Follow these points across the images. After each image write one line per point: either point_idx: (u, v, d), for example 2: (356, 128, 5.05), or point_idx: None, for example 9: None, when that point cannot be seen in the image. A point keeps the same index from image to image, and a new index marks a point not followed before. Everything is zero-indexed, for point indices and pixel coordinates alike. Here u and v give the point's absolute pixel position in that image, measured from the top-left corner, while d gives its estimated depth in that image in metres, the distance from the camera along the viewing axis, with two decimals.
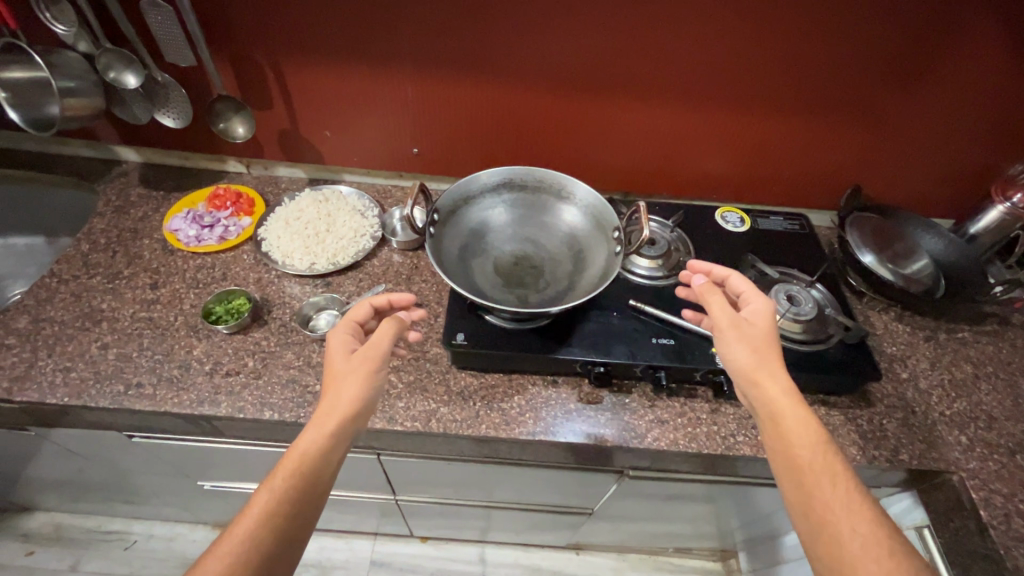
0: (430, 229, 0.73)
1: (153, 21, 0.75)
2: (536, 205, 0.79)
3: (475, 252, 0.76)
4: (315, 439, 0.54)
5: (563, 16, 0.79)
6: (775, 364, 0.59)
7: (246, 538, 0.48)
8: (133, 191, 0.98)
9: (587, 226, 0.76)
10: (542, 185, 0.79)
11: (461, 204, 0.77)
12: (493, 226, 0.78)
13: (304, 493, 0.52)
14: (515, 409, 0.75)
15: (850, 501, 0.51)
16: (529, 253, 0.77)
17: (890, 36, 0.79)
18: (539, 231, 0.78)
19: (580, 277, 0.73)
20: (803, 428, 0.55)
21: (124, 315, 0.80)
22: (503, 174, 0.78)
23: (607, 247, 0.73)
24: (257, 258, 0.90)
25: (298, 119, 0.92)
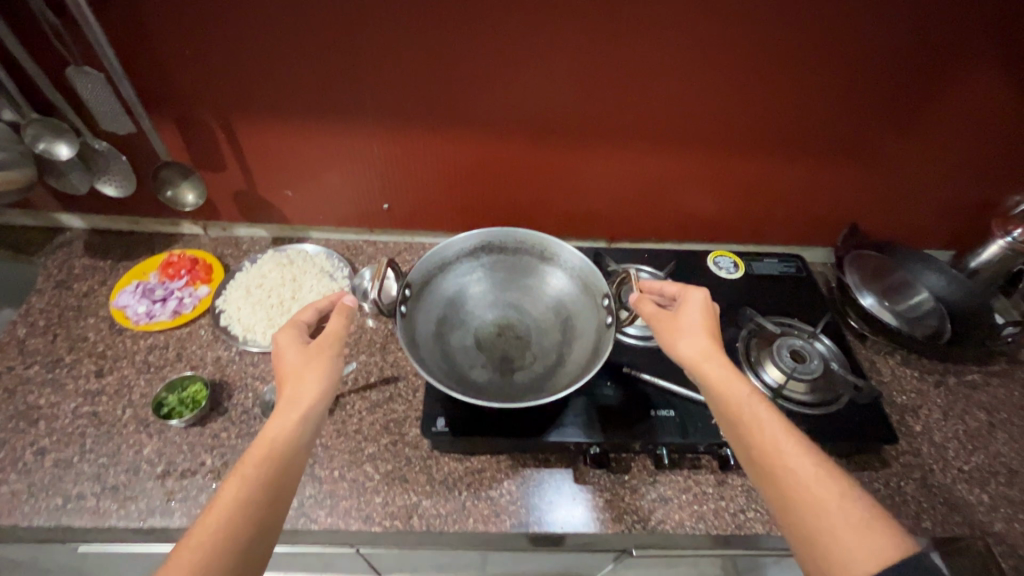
0: (402, 307, 0.66)
1: (84, 89, 0.68)
2: (518, 267, 0.73)
3: (453, 325, 0.69)
4: (281, 429, 0.51)
5: (537, 67, 0.73)
6: (699, 332, 0.60)
7: (218, 532, 0.44)
8: (78, 262, 0.90)
9: (575, 290, 0.70)
10: (523, 245, 0.72)
11: (435, 273, 0.70)
12: (471, 293, 0.71)
13: (274, 481, 0.48)
14: (505, 498, 0.68)
15: (786, 444, 0.51)
16: (513, 322, 0.70)
17: (880, 72, 0.75)
18: (522, 296, 0.72)
19: (570, 350, 0.67)
20: (730, 384, 0.55)
21: (63, 412, 0.72)
22: (479, 237, 0.71)
23: (597, 317, 0.67)
24: (215, 333, 0.82)
25: (256, 179, 0.86)
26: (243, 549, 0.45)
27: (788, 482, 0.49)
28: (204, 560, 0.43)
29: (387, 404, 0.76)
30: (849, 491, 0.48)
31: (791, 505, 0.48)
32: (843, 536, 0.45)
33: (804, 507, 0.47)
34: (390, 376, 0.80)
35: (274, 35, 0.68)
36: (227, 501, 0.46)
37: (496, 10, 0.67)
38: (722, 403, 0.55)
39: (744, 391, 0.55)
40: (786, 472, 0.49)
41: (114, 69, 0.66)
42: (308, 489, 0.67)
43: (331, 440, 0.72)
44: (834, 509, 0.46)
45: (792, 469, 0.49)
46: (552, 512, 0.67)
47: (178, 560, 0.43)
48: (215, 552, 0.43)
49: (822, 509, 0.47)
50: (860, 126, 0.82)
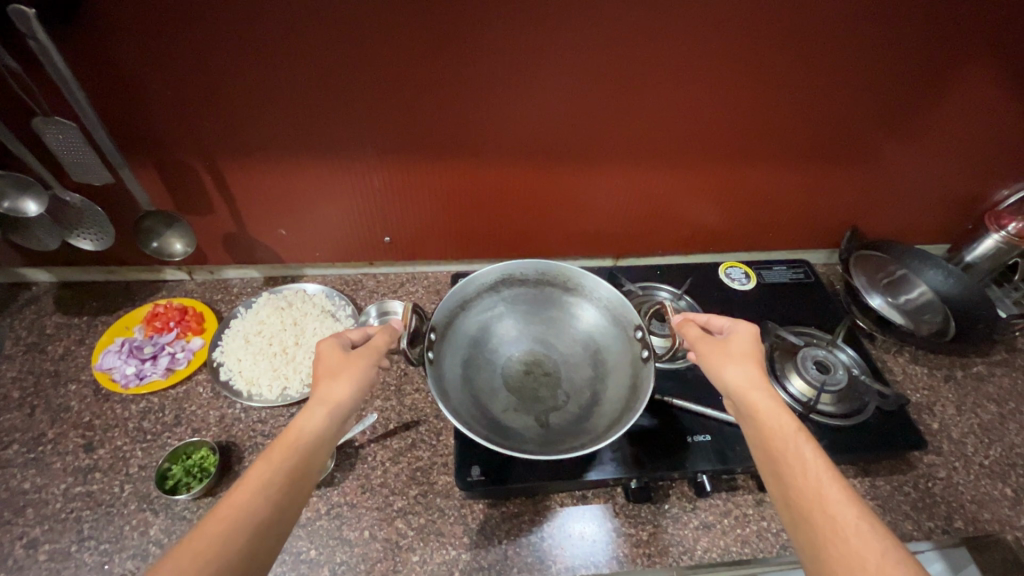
0: (429, 353, 0.61)
1: (51, 140, 0.62)
2: (541, 300, 0.70)
3: (480, 367, 0.66)
4: (315, 420, 0.50)
5: (544, 92, 0.71)
6: (748, 362, 0.58)
7: (243, 508, 0.43)
8: (49, 321, 0.82)
9: (603, 322, 0.68)
10: (545, 277, 0.69)
11: (457, 312, 0.66)
12: (495, 330, 0.69)
13: (299, 471, 0.47)
14: (546, 542, 0.65)
15: (827, 490, 0.47)
16: (541, 359, 0.68)
17: (885, 80, 0.75)
18: (548, 330, 0.69)
19: (604, 386, 0.65)
20: (775, 418, 0.52)
21: (53, 495, 0.65)
22: (500, 271, 0.68)
23: (630, 350, 0.65)
24: (215, 390, 0.76)
25: (245, 219, 0.81)
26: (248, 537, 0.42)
27: (822, 530, 0.45)
28: (224, 536, 0.41)
29: (411, 451, 0.72)
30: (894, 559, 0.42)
31: (821, 556, 0.44)
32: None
33: (834, 562, 0.43)
34: (409, 421, 0.76)
35: (264, 69, 0.63)
36: (256, 480, 0.45)
37: (503, 36, 0.64)
38: (763, 437, 0.52)
39: (789, 427, 0.52)
40: (823, 520, 0.45)
41: (87, 117, 0.60)
42: (339, 555, 0.63)
43: (357, 498, 0.68)
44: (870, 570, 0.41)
45: (830, 518, 0.45)
46: (578, 541, 0.66)
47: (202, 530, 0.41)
48: (237, 528, 0.42)
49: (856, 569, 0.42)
50: (864, 134, 0.82)
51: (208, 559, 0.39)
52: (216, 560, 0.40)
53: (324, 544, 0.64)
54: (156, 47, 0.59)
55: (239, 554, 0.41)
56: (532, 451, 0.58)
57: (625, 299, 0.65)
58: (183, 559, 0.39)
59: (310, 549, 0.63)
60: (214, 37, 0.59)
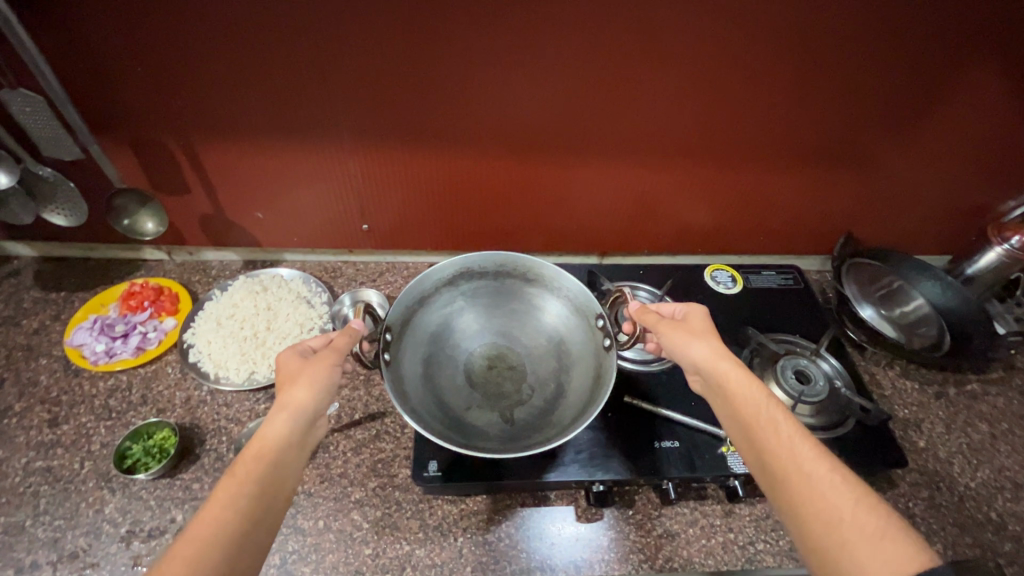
0: (385, 354, 0.59)
1: (19, 113, 0.61)
2: (501, 292, 0.68)
3: (441, 363, 0.64)
4: (277, 429, 0.48)
5: (521, 82, 0.69)
6: (712, 339, 0.56)
7: (215, 529, 0.41)
8: (27, 295, 0.82)
9: (566, 313, 0.66)
10: (505, 269, 0.67)
11: (414, 308, 0.64)
12: (455, 325, 0.67)
13: (271, 483, 0.46)
14: (503, 542, 0.64)
15: (804, 457, 0.45)
16: (504, 355, 0.66)
17: (881, 82, 0.71)
18: (510, 322, 0.68)
19: (569, 378, 0.64)
20: (745, 390, 0.51)
21: (13, 468, 0.65)
22: (458, 265, 0.65)
23: (593, 341, 0.64)
24: (183, 371, 0.76)
25: (222, 202, 0.80)
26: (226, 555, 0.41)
27: (807, 499, 0.42)
28: (201, 554, 0.40)
29: (374, 443, 0.71)
30: (881, 518, 0.40)
31: (808, 527, 0.41)
32: (870, 564, 0.38)
33: (822, 531, 0.41)
34: (375, 412, 0.75)
35: (235, 52, 0.62)
36: (222, 499, 0.43)
37: (475, 22, 0.62)
38: (736, 411, 0.50)
39: (760, 398, 0.50)
40: (805, 488, 0.43)
41: (54, 90, 0.60)
42: (290, 544, 0.62)
43: (315, 487, 0.67)
44: (861, 533, 0.39)
45: (810, 485, 0.43)
46: (539, 538, 0.64)
47: (173, 557, 0.39)
48: (210, 549, 0.40)
49: (842, 534, 0.40)
50: (859, 138, 0.79)
51: None
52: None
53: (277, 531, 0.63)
54: (120, 23, 0.58)
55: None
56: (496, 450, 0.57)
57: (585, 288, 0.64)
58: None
59: None
60: (176, 13, 0.58)
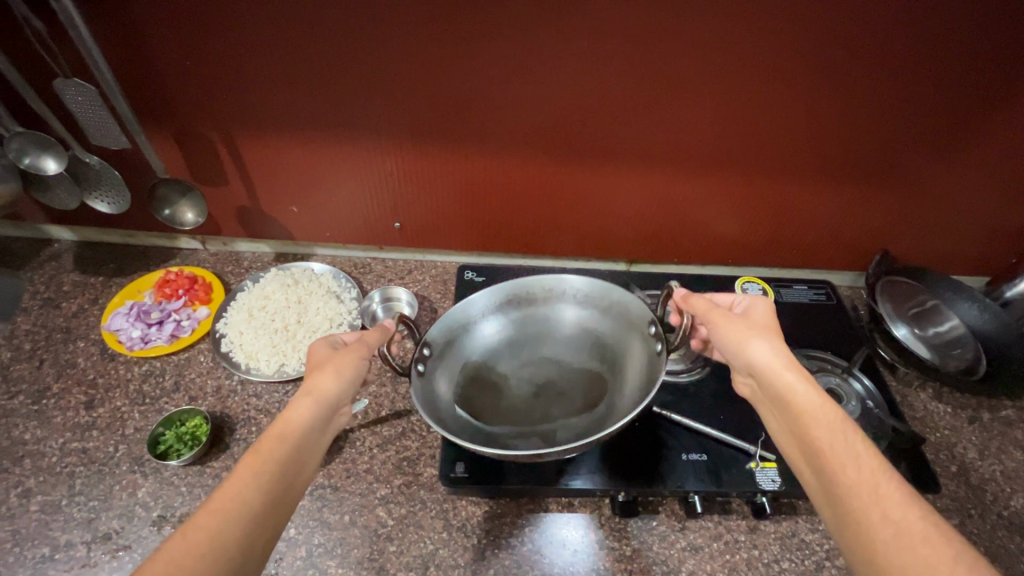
0: (418, 365, 0.60)
1: (72, 102, 0.63)
2: (550, 317, 0.69)
3: (486, 389, 0.64)
4: (304, 412, 0.49)
5: (562, 86, 0.68)
6: (773, 341, 0.54)
7: (239, 500, 0.42)
8: (66, 279, 0.85)
9: (618, 329, 0.66)
10: (552, 292, 0.69)
11: (459, 333, 0.66)
12: (504, 352, 0.67)
13: (296, 462, 0.46)
14: (526, 547, 0.64)
15: (878, 487, 0.44)
16: (553, 380, 0.65)
17: (930, 99, 0.70)
18: (560, 348, 0.67)
19: (620, 395, 0.61)
20: (814, 405, 0.49)
21: (51, 448, 0.67)
22: (510, 290, 0.68)
23: (645, 352, 0.62)
24: (215, 360, 0.77)
25: (258, 195, 0.82)
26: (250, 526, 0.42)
27: (879, 532, 0.42)
28: (224, 524, 0.41)
29: (399, 440, 0.72)
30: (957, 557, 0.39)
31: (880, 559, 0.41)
32: None
33: (898, 569, 0.40)
34: (402, 409, 0.75)
35: (281, 49, 0.63)
36: (245, 475, 0.44)
37: (519, 25, 0.61)
38: (801, 426, 0.49)
39: (831, 416, 0.48)
40: (879, 520, 0.42)
41: (106, 81, 0.61)
42: (316, 537, 0.63)
43: (341, 481, 0.68)
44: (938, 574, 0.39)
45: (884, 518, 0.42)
46: (561, 546, 0.64)
47: (191, 528, 0.40)
48: (228, 524, 0.41)
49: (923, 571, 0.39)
50: (902, 155, 0.77)
51: (203, 556, 0.38)
52: (209, 556, 0.39)
53: (303, 524, 0.64)
54: (171, 17, 0.60)
55: (233, 553, 0.40)
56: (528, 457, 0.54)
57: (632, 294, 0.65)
58: (172, 558, 0.38)
59: (289, 528, 0.63)
60: (226, 7, 0.59)
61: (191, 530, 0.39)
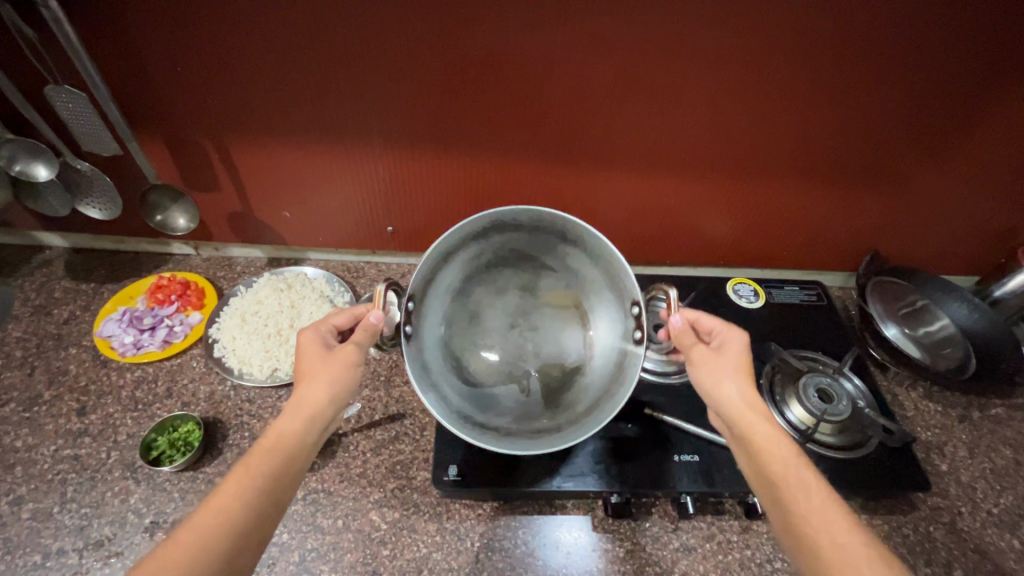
0: (406, 327, 0.59)
1: (63, 109, 0.64)
2: (534, 244, 0.65)
3: (463, 322, 0.66)
4: (293, 425, 0.50)
5: (551, 90, 0.69)
6: (741, 377, 0.54)
7: (224, 514, 0.43)
8: (58, 285, 0.85)
9: (601, 282, 0.64)
10: (540, 225, 0.63)
11: (438, 266, 0.62)
12: (481, 280, 0.66)
13: (284, 476, 0.47)
14: (520, 548, 0.64)
15: (836, 524, 0.45)
16: (528, 314, 0.67)
17: (914, 101, 0.70)
18: (539, 280, 0.67)
19: (590, 353, 0.65)
20: (776, 442, 0.50)
21: (42, 456, 0.67)
22: (490, 218, 0.62)
23: (623, 325, 0.62)
24: (208, 365, 0.77)
25: (251, 201, 0.82)
26: (233, 542, 0.42)
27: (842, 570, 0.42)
28: (207, 538, 0.42)
29: (393, 444, 0.72)
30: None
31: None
32: None
33: None
34: (395, 413, 0.75)
35: (271, 56, 0.63)
36: (229, 491, 0.44)
37: (509, 30, 0.62)
38: (762, 461, 0.50)
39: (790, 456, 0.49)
40: (838, 557, 0.43)
41: (97, 89, 0.62)
42: (310, 542, 0.63)
43: (335, 486, 0.68)
44: None
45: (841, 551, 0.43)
46: (554, 548, 0.64)
47: (175, 542, 0.41)
48: (210, 538, 0.42)
49: None
50: (888, 156, 0.78)
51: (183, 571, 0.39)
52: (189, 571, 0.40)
53: (297, 529, 0.64)
54: (161, 24, 0.60)
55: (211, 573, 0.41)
56: (508, 428, 0.60)
57: (624, 265, 0.60)
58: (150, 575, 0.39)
59: (282, 533, 0.63)
60: (215, 13, 0.59)
61: (172, 548, 0.40)
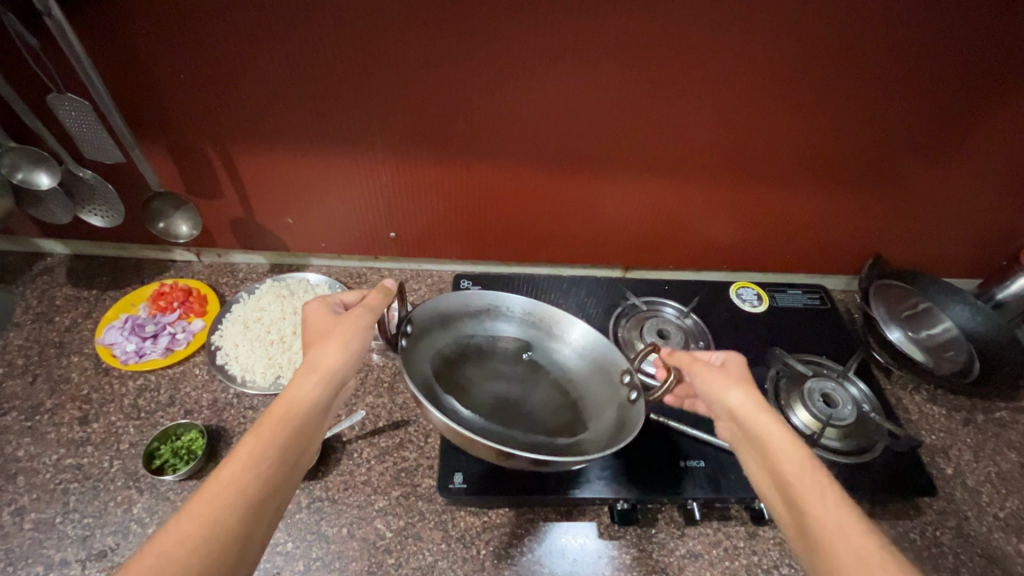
0: (402, 340, 0.59)
1: (67, 117, 0.64)
2: (522, 342, 0.69)
3: (451, 388, 0.62)
4: (306, 389, 0.49)
5: (556, 96, 0.69)
6: (747, 386, 0.55)
7: (241, 476, 0.43)
8: (59, 293, 0.84)
9: (589, 369, 0.67)
10: (530, 317, 0.70)
11: (437, 326, 0.65)
12: (470, 360, 0.66)
13: (298, 438, 0.47)
14: (526, 556, 0.64)
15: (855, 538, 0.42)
16: (516, 400, 0.64)
17: (917, 104, 0.71)
18: (525, 375, 0.67)
19: (583, 434, 0.60)
20: (789, 449, 0.49)
21: (44, 465, 0.66)
22: (486, 299, 0.69)
23: (616, 398, 0.63)
24: (211, 372, 0.77)
25: (253, 207, 0.82)
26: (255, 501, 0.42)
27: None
28: (227, 498, 0.41)
29: (398, 451, 0.72)
30: None
31: None
32: None
33: None
34: (399, 420, 0.75)
35: (275, 62, 0.63)
36: (245, 453, 0.44)
37: (513, 36, 0.62)
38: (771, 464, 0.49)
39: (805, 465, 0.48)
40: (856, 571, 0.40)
41: (101, 97, 0.62)
42: (314, 551, 0.62)
43: (339, 494, 0.67)
44: None
45: (854, 551, 0.41)
46: (561, 555, 0.64)
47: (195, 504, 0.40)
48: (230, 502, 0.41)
49: None
50: (891, 160, 0.78)
51: (207, 530, 0.39)
52: (218, 526, 0.40)
53: (302, 537, 0.63)
54: (166, 30, 0.60)
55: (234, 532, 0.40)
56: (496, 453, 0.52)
57: (611, 344, 0.66)
58: (174, 536, 0.38)
59: (287, 542, 0.63)
60: (220, 19, 0.59)
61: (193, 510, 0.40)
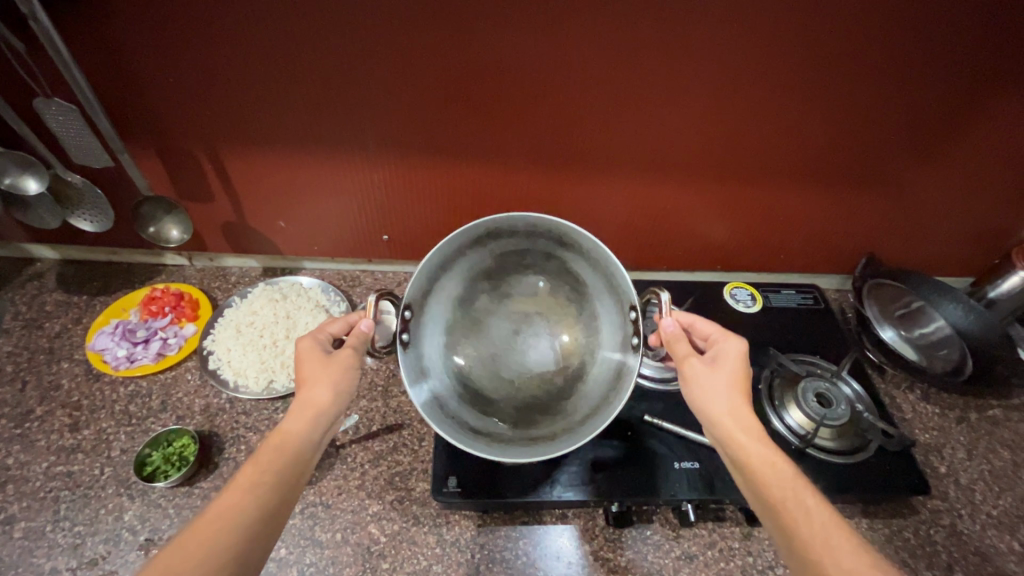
0: (404, 334, 0.59)
1: (54, 122, 0.63)
2: (531, 251, 0.65)
3: (468, 326, 0.65)
4: (299, 426, 0.50)
5: (548, 98, 0.69)
6: (734, 393, 0.54)
7: (230, 513, 0.44)
8: (49, 298, 0.84)
9: (600, 282, 0.63)
10: (537, 230, 0.63)
11: (437, 275, 0.63)
12: (483, 286, 0.66)
13: (289, 474, 0.47)
14: (520, 559, 0.63)
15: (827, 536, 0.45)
16: (532, 320, 0.66)
17: (906, 104, 0.71)
18: (540, 287, 0.66)
19: (591, 362, 0.64)
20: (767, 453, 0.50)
21: (35, 473, 0.66)
22: (487, 225, 0.62)
23: (623, 327, 0.62)
24: (203, 378, 0.76)
25: (245, 211, 0.81)
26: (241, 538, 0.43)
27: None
28: (214, 538, 0.42)
29: (391, 455, 0.71)
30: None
31: None
32: None
33: None
34: (393, 424, 0.75)
35: (265, 66, 0.63)
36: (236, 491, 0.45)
37: (503, 39, 0.62)
38: (758, 482, 0.49)
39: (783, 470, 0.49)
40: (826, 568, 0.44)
41: (88, 102, 0.61)
42: (308, 557, 0.62)
43: (333, 499, 0.67)
44: None
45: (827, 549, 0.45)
46: (556, 558, 0.64)
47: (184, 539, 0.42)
48: (217, 543, 0.42)
49: None
50: (882, 160, 0.79)
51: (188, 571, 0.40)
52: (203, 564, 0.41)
53: (295, 543, 0.63)
54: (153, 33, 0.59)
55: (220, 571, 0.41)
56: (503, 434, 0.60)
57: (623, 274, 0.59)
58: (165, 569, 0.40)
59: (280, 548, 0.63)
60: (210, 24, 0.59)
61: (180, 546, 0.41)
